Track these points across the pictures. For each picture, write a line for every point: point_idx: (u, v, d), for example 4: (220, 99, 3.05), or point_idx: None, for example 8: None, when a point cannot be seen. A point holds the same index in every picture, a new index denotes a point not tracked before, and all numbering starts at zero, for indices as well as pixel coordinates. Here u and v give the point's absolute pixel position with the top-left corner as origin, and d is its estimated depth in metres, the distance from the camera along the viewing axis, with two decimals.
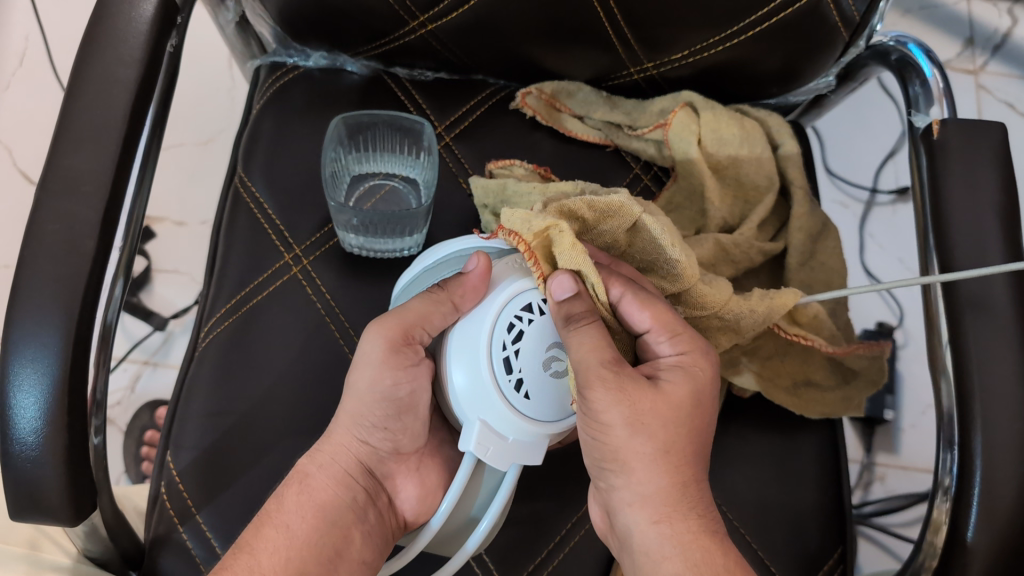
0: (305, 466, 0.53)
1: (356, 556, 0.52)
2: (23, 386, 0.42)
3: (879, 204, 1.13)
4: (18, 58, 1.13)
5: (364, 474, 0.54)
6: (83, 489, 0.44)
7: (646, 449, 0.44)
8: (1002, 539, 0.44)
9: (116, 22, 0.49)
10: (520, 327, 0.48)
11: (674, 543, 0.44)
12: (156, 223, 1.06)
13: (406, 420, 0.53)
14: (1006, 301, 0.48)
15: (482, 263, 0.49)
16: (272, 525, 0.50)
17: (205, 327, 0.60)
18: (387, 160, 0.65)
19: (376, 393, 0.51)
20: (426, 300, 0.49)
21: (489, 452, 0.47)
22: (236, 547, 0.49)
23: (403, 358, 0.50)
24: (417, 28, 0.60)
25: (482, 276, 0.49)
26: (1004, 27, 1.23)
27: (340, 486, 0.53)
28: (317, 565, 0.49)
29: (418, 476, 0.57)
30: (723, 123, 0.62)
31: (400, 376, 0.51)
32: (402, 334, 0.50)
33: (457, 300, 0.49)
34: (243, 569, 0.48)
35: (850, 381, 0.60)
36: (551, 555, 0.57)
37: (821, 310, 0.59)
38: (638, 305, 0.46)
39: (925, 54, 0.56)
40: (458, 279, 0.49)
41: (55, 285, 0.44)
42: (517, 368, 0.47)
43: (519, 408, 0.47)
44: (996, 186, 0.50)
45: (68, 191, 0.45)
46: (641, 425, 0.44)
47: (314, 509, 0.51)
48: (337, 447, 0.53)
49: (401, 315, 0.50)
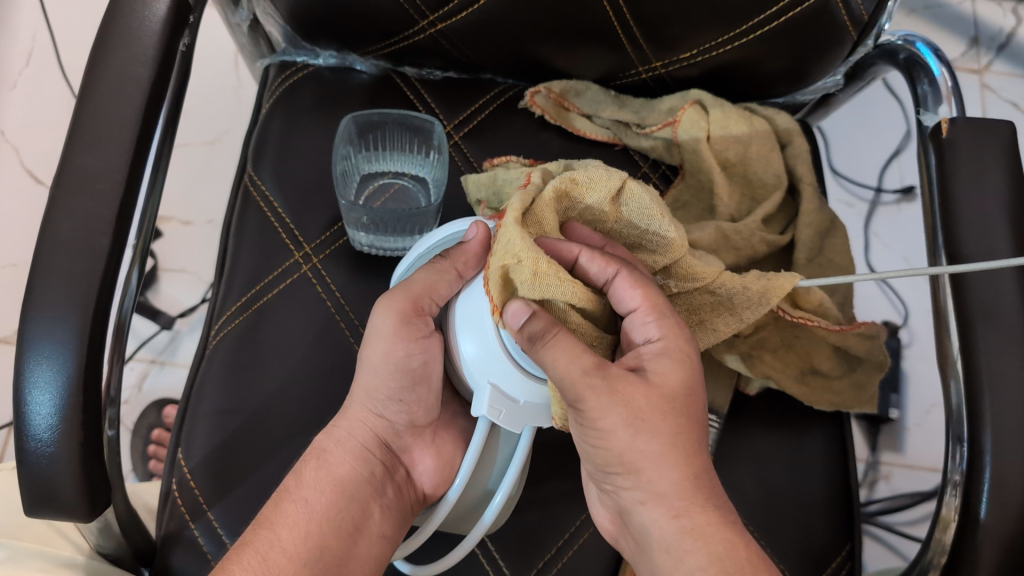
0: (322, 442, 0.54)
1: (377, 529, 0.52)
2: (39, 383, 0.42)
3: (884, 204, 1.13)
4: (25, 58, 1.14)
5: (381, 448, 0.55)
6: (98, 485, 0.44)
7: (654, 446, 0.44)
8: (1012, 536, 0.44)
9: (129, 21, 0.49)
10: None
11: (693, 536, 0.44)
12: (163, 222, 1.06)
13: (420, 391, 0.54)
14: (1015, 299, 0.48)
15: (481, 231, 0.49)
16: (291, 500, 0.50)
17: (217, 325, 0.60)
18: (396, 159, 0.65)
19: (389, 363, 0.52)
20: (431, 271, 0.50)
21: (503, 415, 0.47)
22: (256, 523, 0.50)
23: (414, 330, 0.51)
24: (427, 27, 0.60)
25: (482, 244, 0.49)
26: (1009, 26, 1.23)
27: (358, 459, 0.53)
28: (337, 539, 0.50)
29: (435, 447, 0.58)
30: (733, 120, 0.62)
31: (412, 347, 0.51)
32: (412, 306, 0.50)
33: (462, 268, 0.50)
34: (264, 544, 0.48)
35: (856, 368, 0.60)
36: (564, 547, 0.57)
37: (825, 297, 0.58)
38: (630, 284, 0.45)
39: (933, 53, 0.56)
40: (459, 248, 0.50)
41: (70, 282, 0.44)
42: None
43: (528, 367, 0.46)
44: (1004, 184, 0.50)
45: (82, 190, 0.45)
46: (641, 424, 0.43)
47: (333, 484, 0.52)
48: (354, 422, 0.54)
49: (408, 289, 0.50)
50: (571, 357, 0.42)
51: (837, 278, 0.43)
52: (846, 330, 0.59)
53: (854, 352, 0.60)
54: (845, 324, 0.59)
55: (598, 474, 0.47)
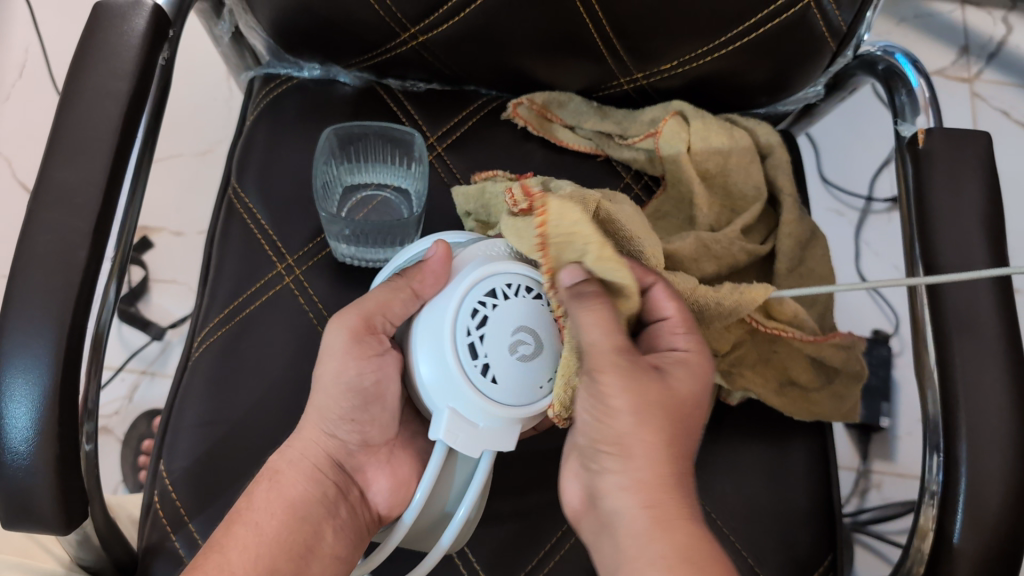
0: (275, 462, 0.53)
1: (329, 550, 0.52)
2: (15, 396, 0.42)
3: (875, 212, 1.13)
4: (18, 69, 1.14)
5: (333, 468, 0.55)
6: (74, 498, 0.44)
7: (649, 440, 0.43)
8: (987, 545, 0.44)
9: (109, 36, 0.49)
10: (483, 314, 0.48)
11: (659, 528, 0.42)
12: (154, 233, 1.07)
13: (373, 411, 0.54)
14: (990, 308, 0.48)
15: (441, 250, 0.50)
16: (242, 523, 0.50)
17: (199, 337, 0.60)
18: (377, 170, 0.66)
19: (340, 384, 0.52)
20: (386, 289, 0.50)
21: (459, 438, 0.47)
22: (206, 548, 0.49)
23: (367, 347, 0.51)
24: (408, 39, 0.61)
25: (440, 261, 0.50)
26: (999, 35, 1.23)
27: (310, 481, 0.53)
28: (287, 561, 0.50)
29: (390, 467, 0.57)
30: (713, 132, 0.62)
31: (364, 364, 0.51)
32: (364, 323, 0.51)
33: (417, 286, 0.50)
34: (213, 568, 0.48)
35: (833, 379, 0.60)
36: (540, 563, 0.57)
37: (800, 309, 0.58)
38: (666, 293, 0.48)
39: (911, 63, 0.57)
40: (419, 266, 0.50)
41: (46, 297, 0.44)
42: (482, 352, 0.47)
43: (487, 392, 0.47)
44: (980, 193, 0.50)
45: (59, 203, 0.46)
46: (647, 415, 0.43)
47: (285, 506, 0.52)
48: (307, 442, 0.54)
49: (360, 305, 0.51)
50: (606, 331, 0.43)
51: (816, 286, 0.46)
52: (820, 341, 0.58)
53: (831, 364, 0.60)
54: (818, 334, 0.59)
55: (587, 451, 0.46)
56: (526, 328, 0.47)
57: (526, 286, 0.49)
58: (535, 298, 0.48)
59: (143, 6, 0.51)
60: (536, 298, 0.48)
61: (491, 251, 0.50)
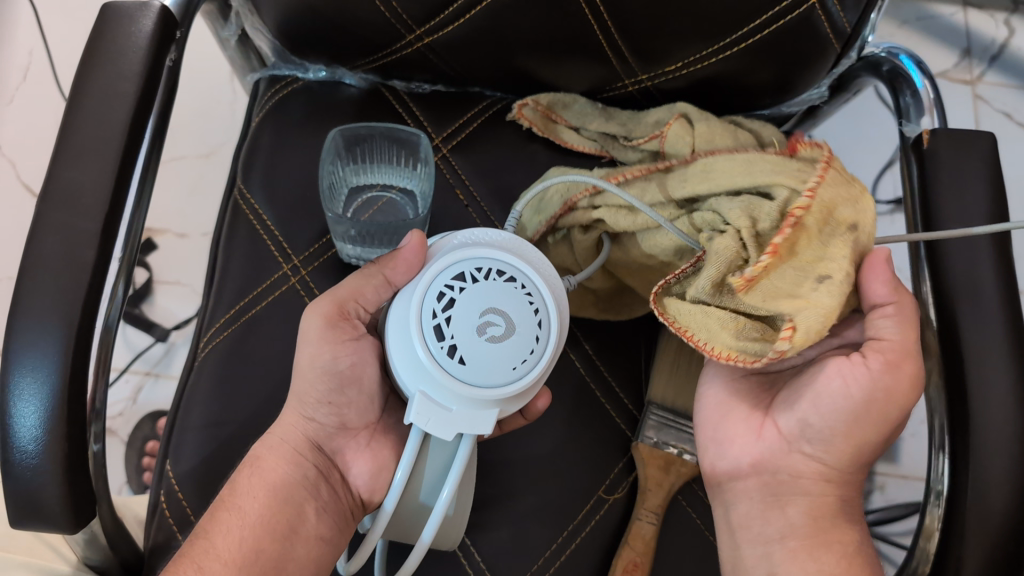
0: (257, 449, 0.54)
1: (314, 531, 0.53)
2: (24, 395, 0.43)
3: (878, 213, 1.13)
4: (22, 72, 1.15)
5: (314, 450, 0.55)
6: (83, 497, 0.44)
7: (866, 429, 0.46)
8: (994, 544, 0.44)
9: (117, 37, 0.50)
10: (451, 297, 0.48)
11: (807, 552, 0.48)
12: (158, 235, 1.07)
13: (350, 394, 0.54)
14: (995, 307, 0.48)
15: (414, 237, 0.50)
16: (225, 508, 0.51)
17: (205, 337, 0.61)
18: (384, 171, 0.66)
19: (317, 368, 0.52)
20: (357, 276, 0.52)
21: (431, 423, 0.47)
22: (193, 534, 0.50)
23: (341, 332, 0.52)
24: (414, 41, 0.61)
25: (412, 248, 0.50)
26: (1002, 37, 1.23)
27: (291, 464, 0.53)
28: (271, 543, 0.50)
29: (369, 451, 0.57)
30: (717, 134, 0.61)
31: (341, 349, 0.52)
32: (337, 310, 0.52)
33: (389, 273, 0.51)
34: (199, 554, 0.49)
35: None
36: (549, 560, 0.57)
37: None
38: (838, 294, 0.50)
39: (915, 65, 0.57)
40: (392, 254, 0.51)
41: (55, 297, 0.44)
42: (448, 334, 0.47)
43: (453, 373, 0.47)
44: (985, 193, 0.51)
45: (69, 203, 0.46)
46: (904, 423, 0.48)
47: (267, 490, 0.52)
48: (286, 427, 0.54)
49: (334, 293, 0.52)
50: (904, 328, 0.46)
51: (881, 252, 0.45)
52: None
53: None
54: None
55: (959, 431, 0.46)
56: (494, 310, 0.47)
57: (497, 270, 0.49)
58: (506, 280, 0.48)
59: (150, 8, 0.51)
60: (506, 281, 0.48)
61: (468, 238, 0.51)
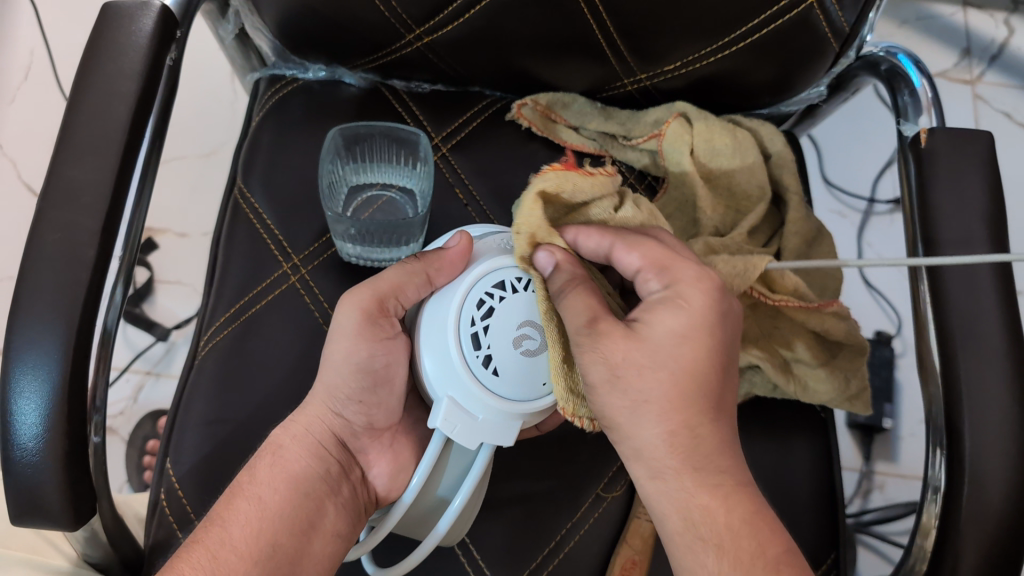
0: (278, 438, 0.54)
1: (331, 527, 0.52)
2: (25, 393, 0.43)
3: (878, 213, 1.13)
4: (23, 71, 1.15)
5: (338, 447, 0.55)
6: (84, 494, 0.44)
7: (665, 379, 0.44)
8: (991, 543, 0.45)
9: (117, 36, 0.50)
10: (490, 305, 0.49)
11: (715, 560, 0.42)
12: (159, 234, 1.07)
13: (381, 393, 0.54)
14: (993, 305, 0.48)
15: (461, 240, 0.51)
16: (244, 497, 0.50)
17: (206, 336, 0.61)
18: (384, 170, 0.66)
19: (351, 363, 0.52)
20: (401, 271, 0.51)
21: (457, 429, 0.48)
22: (207, 521, 0.50)
23: (380, 330, 0.51)
24: (414, 40, 0.61)
25: (459, 251, 0.51)
26: (1002, 37, 1.23)
27: (313, 457, 0.53)
28: (289, 536, 0.50)
29: (392, 451, 0.58)
30: (716, 134, 0.63)
31: (376, 347, 0.52)
32: (377, 305, 0.51)
33: (432, 273, 0.50)
34: (215, 543, 0.48)
35: (837, 354, 0.60)
36: (548, 558, 0.57)
37: (801, 282, 0.58)
38: (627, 250, 0.47)
39: (913, 64, 0.57)
40: (437, 253, 0.51)
41: (55, 296, 0.44)
42: (485, 343, 0.49)
43: (487, 383, 0.48)
44: (983, 192, 0.51)
45: (69, 202, 0.46)
46: (672, 371, 0.44)
47: (288, 482, 0.52)
48: (313, 418, 0.54)
49: (374, 286, 0.51)
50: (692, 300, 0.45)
51: (822, 260, 0.49)
52: (820, 309, 0.59)
53: (834, 338, 0.60)
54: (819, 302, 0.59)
55: (606, 384, 0.44)
56: (530, 323, 0.49)
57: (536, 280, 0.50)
58: None
59: (151, 7, 0.51)
60: None
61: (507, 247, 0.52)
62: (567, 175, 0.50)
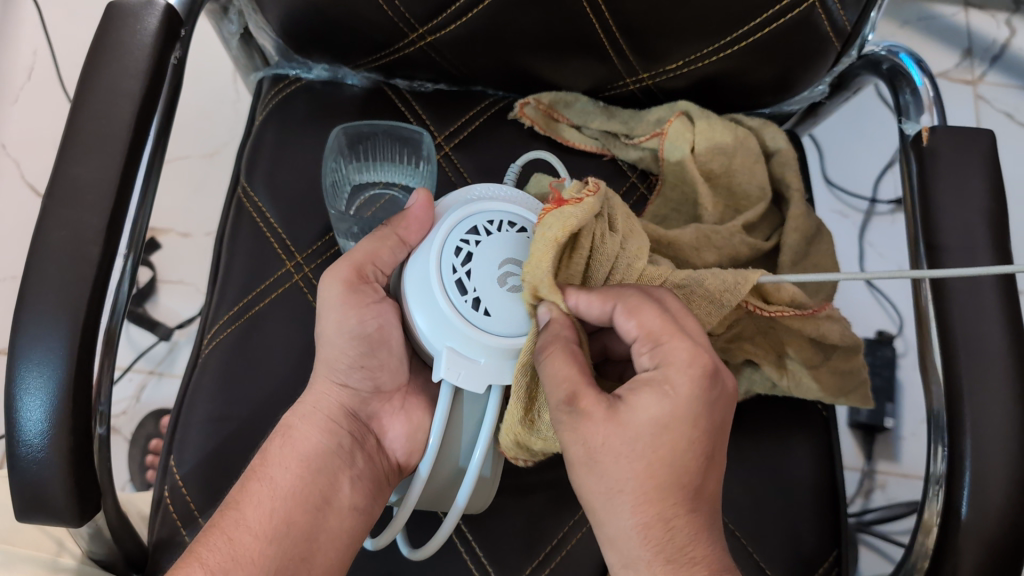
0: (288, 419, 0.54)
1: (346, 502, 0.53)
2: (29, 389, 0.43)
3: (879, 213, 1.13)
4: (27, 72, 1.15)
5: (348, 418, 0.55)
6: (88, 490, 0.45)
7: (638, 468, 0.42)
8: (992, 540, 0.45)
9: (121, 35, 0.50)
10: (468, 251, 0.49)
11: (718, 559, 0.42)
12: (162, 234, 1.07)
13: (381, 355, 0.54)
14: (994, 302, 0.48)
15: (420, 196, 0.52)
16: (257, 479, 0.51)
17: (210, 334, 0.61)
18: (386, 168, 0.66)
19: (345, 334, 0.52)
20: (372, 239, 0.52)
21: (461, 375, 0.48)
22: (224, 504, 0.51)
23: (363, 296, 0.52)
24: (416, 40, 0.61)
25: (422, 206, 0.51)
26: (1003, 37, 1.23)
27: (325, 433, 0.54)
28: (303, 514, 0.51)
29: (404, 411, 0.58)
30: (718, 132, 0.63)
31: (365, 313, 0.52)
32: (356, 274, 0.52)
33: (402, 232, 0.51)
34: (230, 523, 0.49)
35: (831, 355, 0.59)
36: (547, 559, 0.57)
37: (797, 291, 0.55)
38: (626, 314, 0.45)
39: (915, 63, 0.57)
40: (401, 215, 0.52)
41: (61, 292, 0.44)
42: (471, 288, 0.48)
43: (479, 323, 0.48)
44: (985, 190, 0.51)
45: (74, 199, 0.46)
46: (653, 462, 0.42)
47: (299, 461, 0.53)
48: (319, 394, 0.54)
49: (352, 256, 0.52)
50: (681, 375, 0.43)
51: (817, 275, 0.45)
52: (816, 314, 0.56)
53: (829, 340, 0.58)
54: (814, 307, 0.57)
55: (582, 464, 0.44)
56: (511, 261, 0.49)
57: (509, 221, 0.51)
58: (518, 231, 0.50)
59: (154, 6, 0.51)
60: (519, 231, 0.51)
61: (469, 196, 0.52)
62: (563, 211, 0.47)
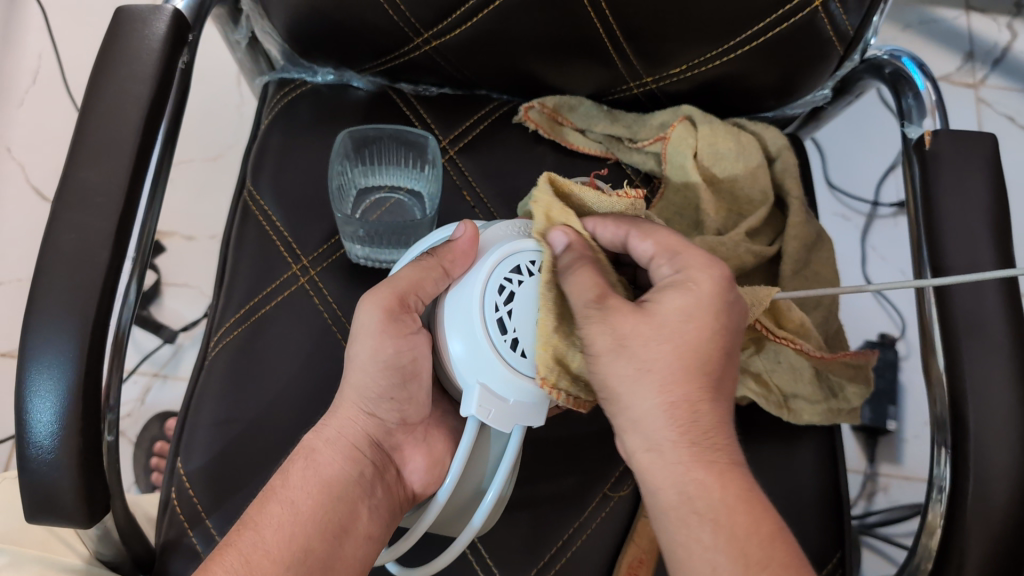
0: (312, 442, 0.54)
1: (364, 530, 0.52)
2: (40, 392, 0.43)
3: (881, 216, 1.13)
4: (31, 75, 1.16)
5: (372, 447, 0.55)
6: (98, 492, 0.45)
7: (667, 357, 0.43)
8: (996, 543, 0.45)
9: (130, 40, 0.51)
10: (510, 290, 0.49)
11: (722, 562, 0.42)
12: (166, 237, 1.08)
13: (411, 389, 0.54)
14: (997, 306, 0.49)
15: (468, 229, 0.50)
16: (277, 501, 0.50)
17: (216, 337, 0.61)
18: (392, 173, 0.67)
19: (378, 363, 0.51)
20: (416, 268, 0.50)
21: (491, 414, 0.48)
22: (240, 524, 0.50)
23: (402, 326, 0.50)
24: (421, 44, 0.62)
25: (469, 242, 0.50)
26: (1004, 41, 1.24)
27: (348, 461, 0.53)
28: (322, 542, 0.50)
29: (426, 445, 0.58)
30: (720, 137, 0.63)
31: (402, 343, 0.51)
32: (398, 302, 0.50)
33: (448, 265, 0.50)
34: (247, 546, 0.48)
35: (838, 395, 0.60)
36: (554, 559, 0.58)
37: (807, 317, 0.59)
38: (638, 237, 0.47)
39: (918, 67, 0.57)
40: (447, 246, 0.50)
41: (70, 296, 0.45)
42: (511, 328, 0.48)
43: (519, 367, 0.47)
44: (988, 194, 0.51)
45: (84, 204, 0.47)
46: (683, 353, 0.44)
47: (320, 485, 0.52)
48: (345, 420, 0.54)
49: (394, 283, 0.50)
50: (702, 270, 0.45)
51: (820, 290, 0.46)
52: (831, 357, 0.59)
53: (838, 377, 0.61)
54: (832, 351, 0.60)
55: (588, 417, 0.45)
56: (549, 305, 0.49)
57: None
58: None
59: (162, 12, 0.52)
60: None
61: (514, 231, 0.51)
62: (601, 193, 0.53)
